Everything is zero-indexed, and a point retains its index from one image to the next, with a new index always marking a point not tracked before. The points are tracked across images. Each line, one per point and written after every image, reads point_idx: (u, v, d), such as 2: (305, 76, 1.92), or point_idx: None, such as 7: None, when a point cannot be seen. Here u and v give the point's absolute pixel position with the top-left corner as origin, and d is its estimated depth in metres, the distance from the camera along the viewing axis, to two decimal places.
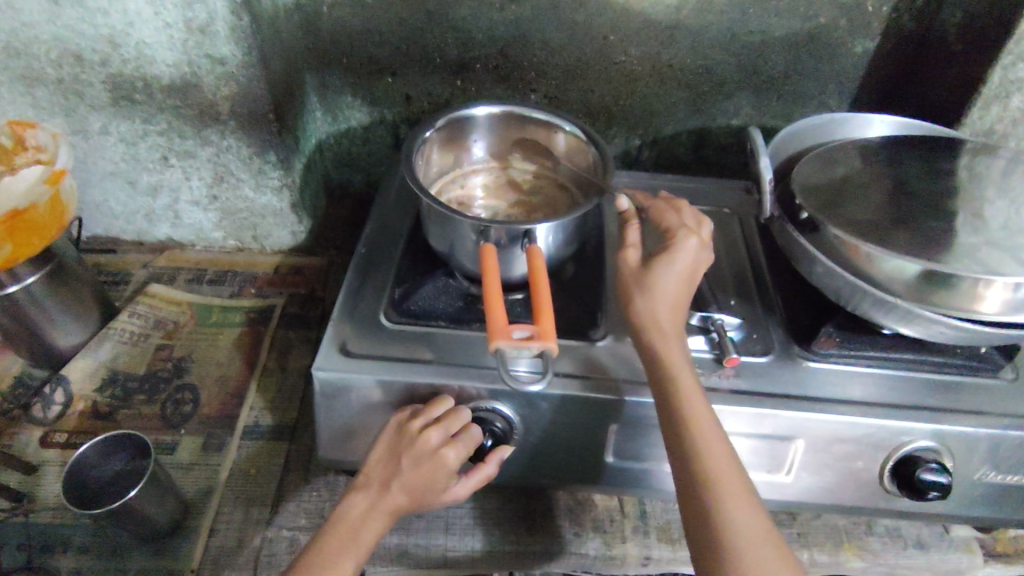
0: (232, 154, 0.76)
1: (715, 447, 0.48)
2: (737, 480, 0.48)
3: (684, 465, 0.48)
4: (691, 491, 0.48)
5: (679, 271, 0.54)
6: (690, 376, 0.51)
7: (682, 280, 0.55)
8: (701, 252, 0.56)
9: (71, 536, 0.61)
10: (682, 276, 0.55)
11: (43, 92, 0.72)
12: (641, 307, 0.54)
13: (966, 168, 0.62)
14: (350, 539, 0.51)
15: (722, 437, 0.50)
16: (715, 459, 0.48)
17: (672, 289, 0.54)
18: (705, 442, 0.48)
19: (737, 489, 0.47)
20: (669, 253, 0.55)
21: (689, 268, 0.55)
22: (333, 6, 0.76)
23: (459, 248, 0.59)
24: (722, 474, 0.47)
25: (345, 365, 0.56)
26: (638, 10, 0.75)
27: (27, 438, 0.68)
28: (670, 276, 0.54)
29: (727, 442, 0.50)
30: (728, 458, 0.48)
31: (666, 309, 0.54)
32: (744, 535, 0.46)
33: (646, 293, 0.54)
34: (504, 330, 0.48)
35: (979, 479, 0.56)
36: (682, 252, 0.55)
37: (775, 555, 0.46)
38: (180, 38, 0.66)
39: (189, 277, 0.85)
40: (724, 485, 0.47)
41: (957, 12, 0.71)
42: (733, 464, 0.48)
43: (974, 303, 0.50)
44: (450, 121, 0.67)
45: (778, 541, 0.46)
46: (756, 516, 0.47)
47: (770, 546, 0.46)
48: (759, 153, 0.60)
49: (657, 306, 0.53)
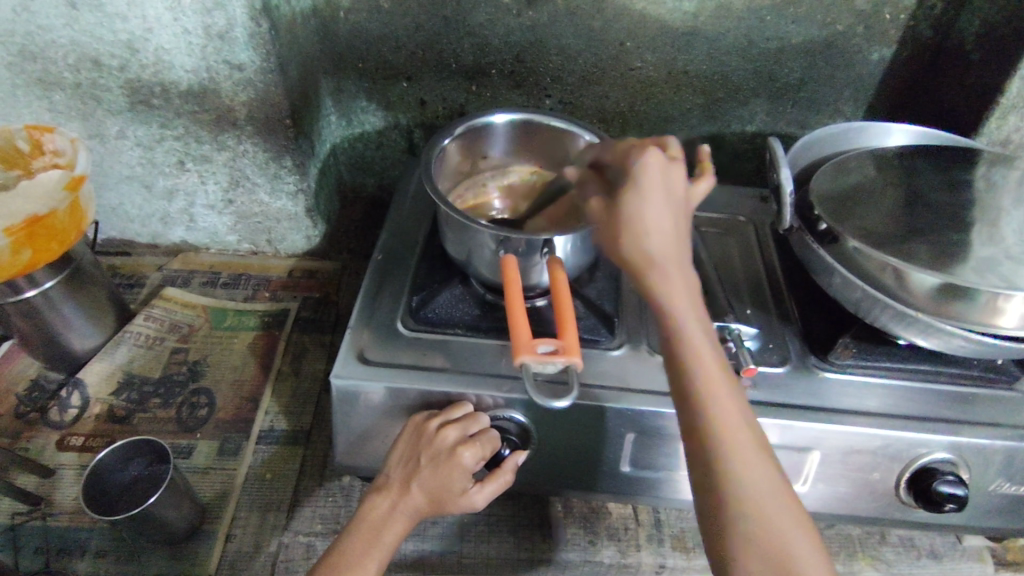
0: (247, 159, 0.76)
1: (731, 430, 0.44)
2: (759, 463, 0.44)
3: (699, 451, 0.44)
4: (707, 476, 0.44)
5: (657, 208, 0.45)
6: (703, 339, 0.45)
7: (675, 216, 0.45)
8: (673, 175, 0.46)
9: (88, 540, 0.61)
10: (667, 214, 0.45)
11: (60, 97, 0.72)
12: (630, 259, 0.45)
13: (983, 178, 0.62)
14: (372, 541, 0.51)
15: (741, 409, 0.45)
16: (723, 423, 0.44)
17: (668, 227, 0.45)
18: (720, 424, 0.44)
19: (760, 473, 0.43)
20: (637, 191, 0.45)
21: (673, 199, 0.46)
22: (349, 11, 0.76)
23: (477, 257, 0.59)
24: (740, 460, 0.43)
25: (363, 373, 0.56)
26: (654, 17, 0.75)
27: (44, 441, 0.69)
28: (659, 216, 0.45)
29: (746, 415, 0.45)
30: (747, 437, 0.44)
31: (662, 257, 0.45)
32: (765, 533, 0.42)
33: (633, 244, 0.45)
34: (529, 344, 0.49)
35: (994, 491, 0.56)
36: (652, 184, 0.45)
37: (804, 544, 0.43)
38: (199, 45, 0.66)
39: (204, 280, 0.85)
40: (741, 469, 0.43)
41: (975, 21, 0.71)
42: (753, 442, 0.44)
43: (992, 317, 0.50)
44: (469, 129, 0.67)
45: (806, 523, 0.43)
46: (781, 501, 0.43)
47: (799, 534, 0.43)
48: (780, 162, 0.59)
49: (655, 253, 0.45)
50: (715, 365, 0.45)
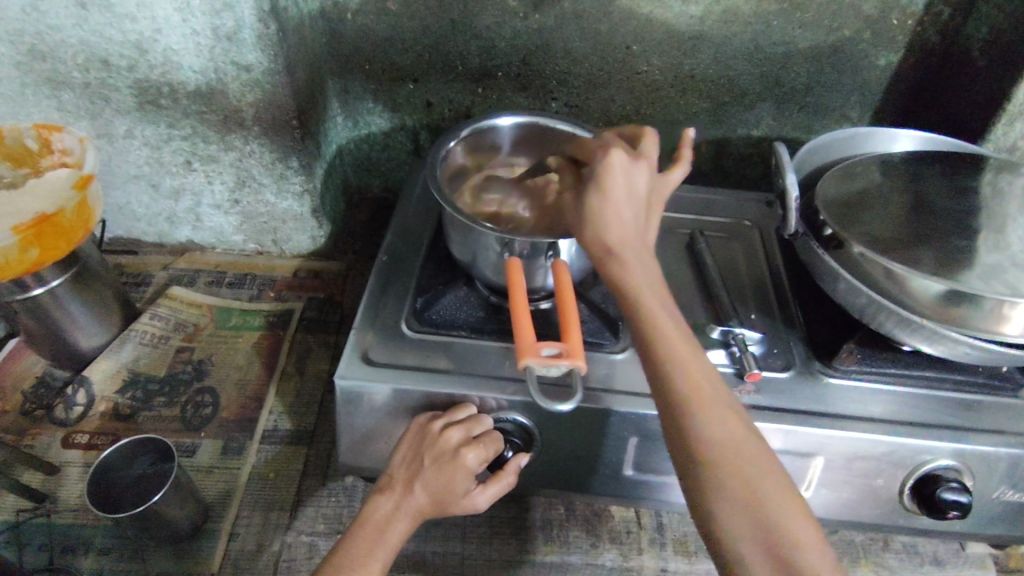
0: (254, 159, 0.76)
1: (693, 381, 0.45)
2: (724, 416, 0.45)
3: (664, 407, 0.46)
4: (677, 433, 0.45)
5: (615, 194, 0.51)
6: (664, 305, 0.48)
7: (633, 201, 0.52)
8: (633, 170, 0.52)
9: (93, 537, 0.62)
10: (624, 200, 0.51)
11: (70, 96, 0.73)
12: (593, 237, 0.51)
13: (989, 185, 0.61)
14: (377, 541, 0.51)
15: (705, 366, 0.47)
16: (690, 378, 0.45)
17: (626, 208, 0.51)
18: (685, 379, 0.45)
19: (724, 424, 0.44)
20: (598, 183, 0.51)
21: (630, 189, 0.52)
22: (356, 13, 0.76)
23: (481, 259, 0.59)
24: (705, 410, 0.45)
25: (367, 374, 0.56)
26: (661, 21, 0.75)
27: (49, 439, 0.69)
28: (617, 197, 0.51)
29: (710, 371, 0.47)
30: (711, 390, 0.46)
31: (623, 235, 0.50)
32: (737, 481, 0.42)
33: (597, 227, 0.51)
34: (533, 347, 0.49)
35: (998, 498, 0.55)
36: (611, 174, 0.51)
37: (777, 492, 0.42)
38: (207, 45, 0.66)
39: (209, 279, 0.86)
40: (709, 420, 0.44)
41: (982, 28, 0.71)
42: (718, 395, 0.45)
43: (997, 325, 0.49)
44: (474, 131, 0.67)
45: (781, 475, 0.43)
46: (752, 452, 0.44)
47: (773, 482, 0.43)
48: (786, 168, 0.59)
49: (615, 230, 0.50)
50: (678, 326, 0.48)
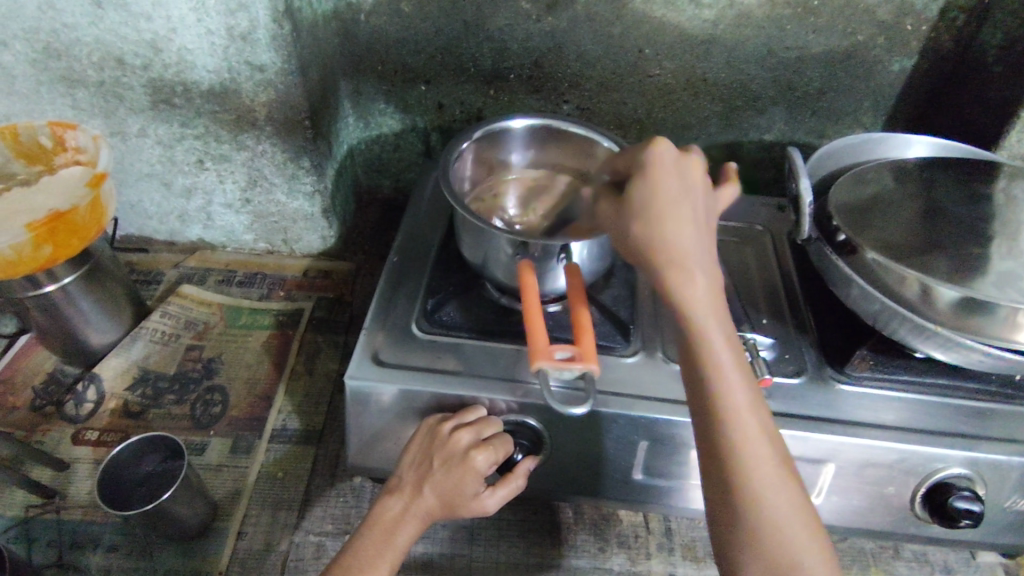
0: (266, 159, 0.77)
1: (743, 426, 0.43)
2: (771, 464, 0.43)
3: (711, 450, 0.44)
4: (720, 474, 0.43)
5: (671, 202, 0.45)
6: (722, 337, 0.45)
7: (695, 210, 0.46)
8: (681, 175, 0.46)
9: (102, 534, 0.62)
10: (681, 209, 0.45)
11: (84, 94, 0.73)
12: (649, 249, 0.45)
13: (1004, 192, 0.61)
14: (384, 543, 0.51)
15: (758, 409, 0.44)
16: (739, 421, 0.44)
17: (688, 217, 0.45)
18: (735, 425, 0.43)
19: (771, 479, 0.43)
20: (651, 186, 0.45)
21: (686, 195, 0.46)
22: (370, 13, 0.76)
23: (492, 260, 0.59)
24: (752, 459, 0.43)
25: (378, 374, 0.56)
26: (674, 25, 0.75)
27: (59, 435, 0.69)
28: (675, 201, 0.45)
29: (758, 412, 0.45)
30: (761, 437, 0.44)
31: (682, 252, 0.45)
32: (776, 539, 0.42)
33: (652, 239, 0.45)
34: (546, 351, 0.49)
35: (1010, 507, 0.55)
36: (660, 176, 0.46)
37: (810, 548, 0.42)
38: (221, 45, 0.66)
39: (219, 278, 0.86)
40: (757, 471, 0.43)
41: (997, 34, 0.71)
42: (767, 444, 0.44)
43: (1010, 332, 0.49)
44: (486, 133, 0.67)
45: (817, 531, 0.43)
46: (792, 506, 0.42)
47: (806, 538, 0.42)
48: (800, 173, 0.58)
49: (675, 242, 0.44)
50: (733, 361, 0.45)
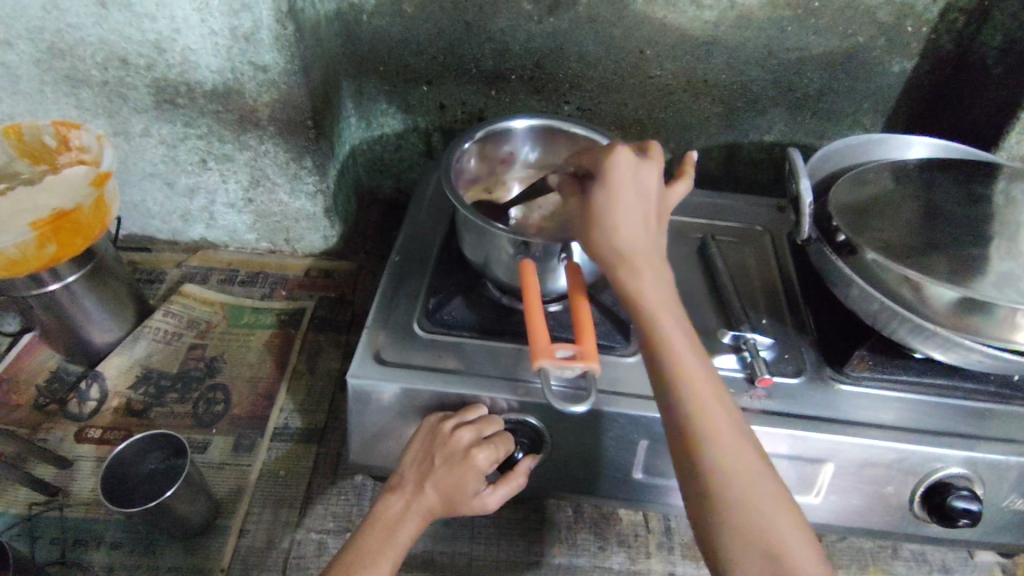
0: (269, 159, 0.77)
1: (707, 409, 0.45)
2: (730, 430, 0.45)
3: (672, 422, 0.46)
4: (682, 443, 0.45)
5: (622, 195, 0.49)
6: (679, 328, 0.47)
7: (643, 204, 0.50)
8: (637, 171, 0.51)
9: (105, 531, 0.62)
10: (632, 202, 0.50)
11: (88, 94, 0.74)
12: (606, 250, 0.49)
13: (1002, 193, 0.61)
14: (386, 541, 0.51)
15: (719, 392, 0.46)
16: (696, 391, 0.45)
17: (636, 210, 0.49)
18: (692, 394, 0.45)
19: (730, 444, 0.44)
20: (605, 184, 0.50)
21: (638, 189, 0.50)
22: (372, 14, 0.77)
23: (494, 259, 0.59)
24: (710, 424, 0.45)
25: (380, 373, 0.57)
26: (674, 26, 0.75)
27: (62, 432, 0.70)
28: (625, 196, 0.49)
29: (716, 386, 0.46)
30: (718, 407, 0.45)
31: (631, 238, 0.49)
32: (741, 499, 0.43)
33: (604, 229, 0.49)
34: (547, 349, 0.49)
35: (1008, 507, 0.55)
36: (616, 172, 0.50)
37: (780, 508, 0.43)
38: (225, 46, 0.67)
39: (222, 277, 0.86)
40: (716, 436, 0.44)
41: (996, 36, 0.71)
42: (725, 414, 0.45)
43: (1008, 332, 0.49)
44: (489, 133, 0.67)
45: (786, 496, 0.44)
46: (756, 472, 0.44)
47: (784, 513, 0.43)
48: (800, 173, 0.59)
49: (624, 235, 0.49)
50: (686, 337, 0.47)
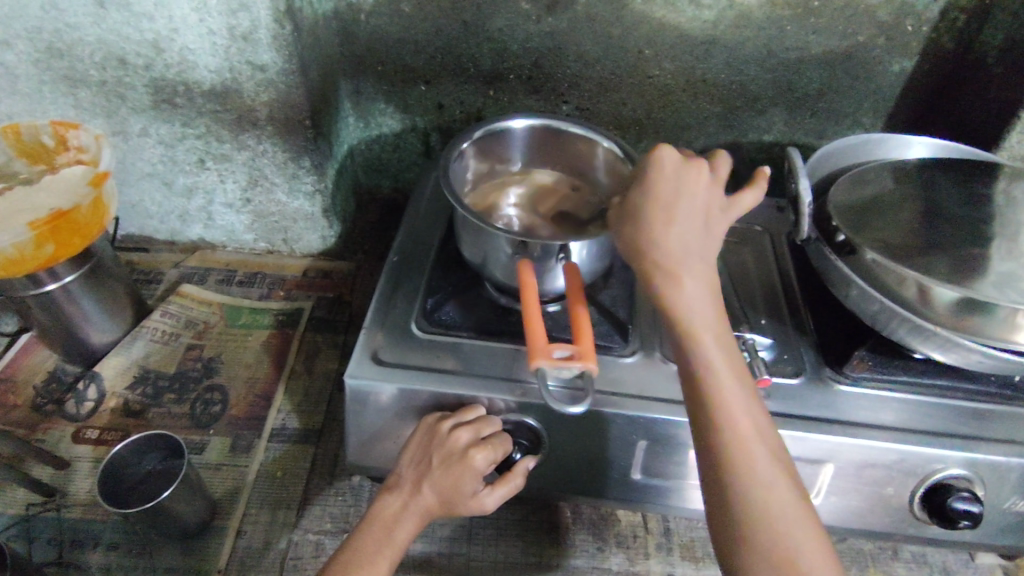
0: (267, 159, 0.77)
1: (741, 433, 0.44)
2: (760, 452, 0.44)
3: (701, 438, 0.45)
4: (710, 459, 0.45)
5: (665, 202, 0.47)
6: (714, 338, 0.47)
7: (690, 211, 0.48)
8: (685, 176, 0.48)
9: (102, 532, 0.62)
10: (676, 211, 0.47)
11: (86, 94, 0.73)
12: (645, 259, 0.47)
13: (1002, 193, 0.61)
14: (384, 541, 0.51)
15: (752, 408, 0.46)
16: (728, 410, 0.45)
17: (679, 218, 0.47)
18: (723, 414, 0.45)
19: (761, 466, 0.44)
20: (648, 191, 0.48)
21: (685, 196, 0.48)
22: (370, 14, 0.77)
23: (492, 259, 0.59)
24: (741, 447, 0.44)
25: (378, 373, 0.56)
26: (673, 26, 0.75)
27: (60, 433, 0.70)
28: (669, 204, 0.47)
29: (751, 406, 0.46)
30: (751, 428, 0.45)
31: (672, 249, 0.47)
32: (762, 519, 0.42)
33: (643, 237, 0.47)
34: (545, 349, 0.49)
35: (1009, 508, 0.55)
36: (661, 177, 0.48)
37: (804, 533, 0.42)
38: (223, 45, 0.67)
39: (220, 277, 0.86)
40: (745, 455, 0.44)
41: (998, 35, 0.71)
42: (757, 436, 0.45)
43: (1009, 332, 0.49)
44: (488, 133, 0.67)
45: (811, 521, 0.43)
46: (785, 494, 0.43)
47: (805, 530, 0.42)
48: (800, 173, 0.58)
49: (666, 245, 0.47)
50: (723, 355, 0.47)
